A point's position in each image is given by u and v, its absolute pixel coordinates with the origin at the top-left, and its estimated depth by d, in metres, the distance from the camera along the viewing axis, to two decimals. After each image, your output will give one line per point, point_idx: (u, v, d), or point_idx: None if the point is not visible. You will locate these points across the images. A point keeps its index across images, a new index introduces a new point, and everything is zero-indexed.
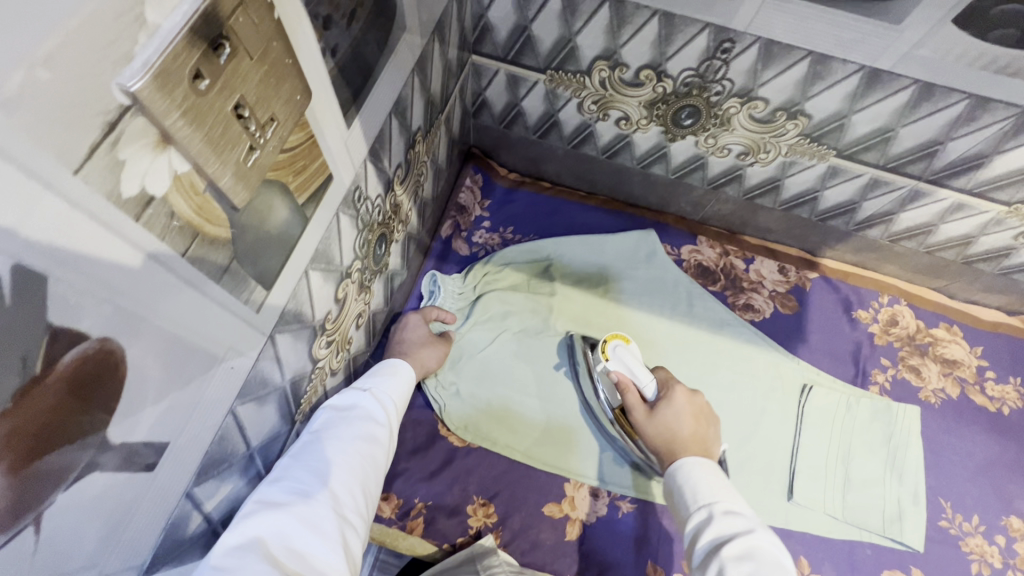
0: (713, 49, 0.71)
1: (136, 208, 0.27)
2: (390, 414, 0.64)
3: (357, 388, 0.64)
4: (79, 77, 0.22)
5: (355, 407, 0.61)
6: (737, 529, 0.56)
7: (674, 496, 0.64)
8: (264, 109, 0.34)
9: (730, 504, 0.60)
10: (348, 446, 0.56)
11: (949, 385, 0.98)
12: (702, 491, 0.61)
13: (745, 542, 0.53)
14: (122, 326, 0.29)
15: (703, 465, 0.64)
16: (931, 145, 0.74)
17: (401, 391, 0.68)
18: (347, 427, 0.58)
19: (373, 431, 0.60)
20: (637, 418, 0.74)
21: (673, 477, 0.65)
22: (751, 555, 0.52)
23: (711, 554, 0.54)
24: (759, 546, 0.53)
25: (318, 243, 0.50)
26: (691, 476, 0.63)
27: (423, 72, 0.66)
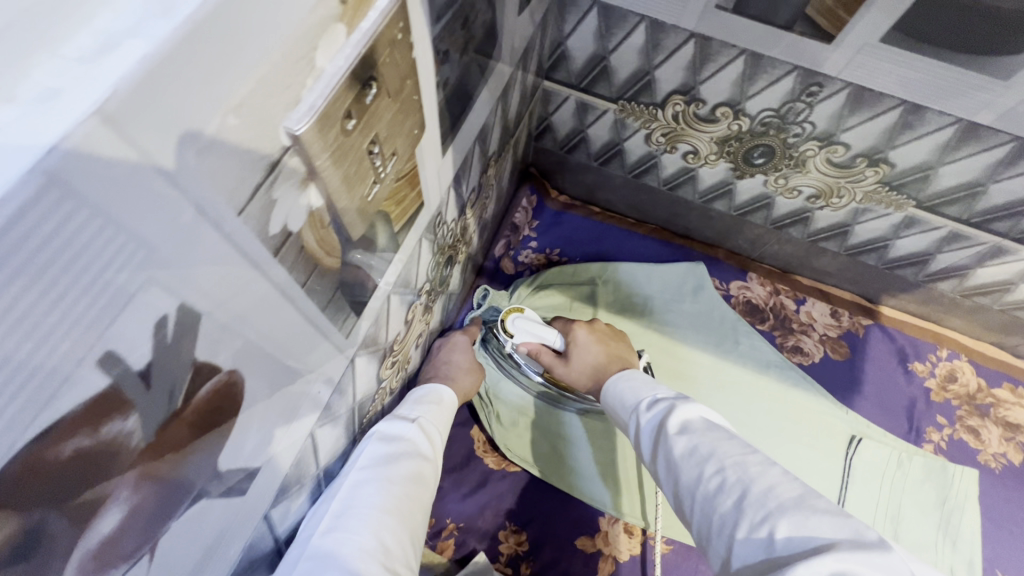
0: (799, 91, 0.69)
1: (277, 244, 0.27)
2: (433, 445, 0.63)
3: (402, 417, 0.63)
4: (258, 123, 0.22)
5: (400, 439, 0.59)
6: (662, 408, 0.56)
7: (614, 412, 0.64)
8: (390, 144, 0.34)
9: (656, 392, 0.60)
10: (396, 488, 0.54)
11: (1012, 451, 0.93)
12: (630, 396, 0.62)
13: (673, 414, 0.54)
14: (246, 357, 0.29)
15: (626, 375, 0.65)
16: (1022, 204, 0.71)
17: (442, 422, 0.66)
18: (394, 465, 0.56)
19: (419, 468, 0.58)
20: (562, 371, 0.78)
21: (609, 394, 0.65)
22: (683, 425, 0.52)
23: (656, 444, 0.54)
24: (689, 416, 0.53)
25: (400, 268, 0.50)
26: (620, 388, 0.63)
27: (505, 99, 0.66)
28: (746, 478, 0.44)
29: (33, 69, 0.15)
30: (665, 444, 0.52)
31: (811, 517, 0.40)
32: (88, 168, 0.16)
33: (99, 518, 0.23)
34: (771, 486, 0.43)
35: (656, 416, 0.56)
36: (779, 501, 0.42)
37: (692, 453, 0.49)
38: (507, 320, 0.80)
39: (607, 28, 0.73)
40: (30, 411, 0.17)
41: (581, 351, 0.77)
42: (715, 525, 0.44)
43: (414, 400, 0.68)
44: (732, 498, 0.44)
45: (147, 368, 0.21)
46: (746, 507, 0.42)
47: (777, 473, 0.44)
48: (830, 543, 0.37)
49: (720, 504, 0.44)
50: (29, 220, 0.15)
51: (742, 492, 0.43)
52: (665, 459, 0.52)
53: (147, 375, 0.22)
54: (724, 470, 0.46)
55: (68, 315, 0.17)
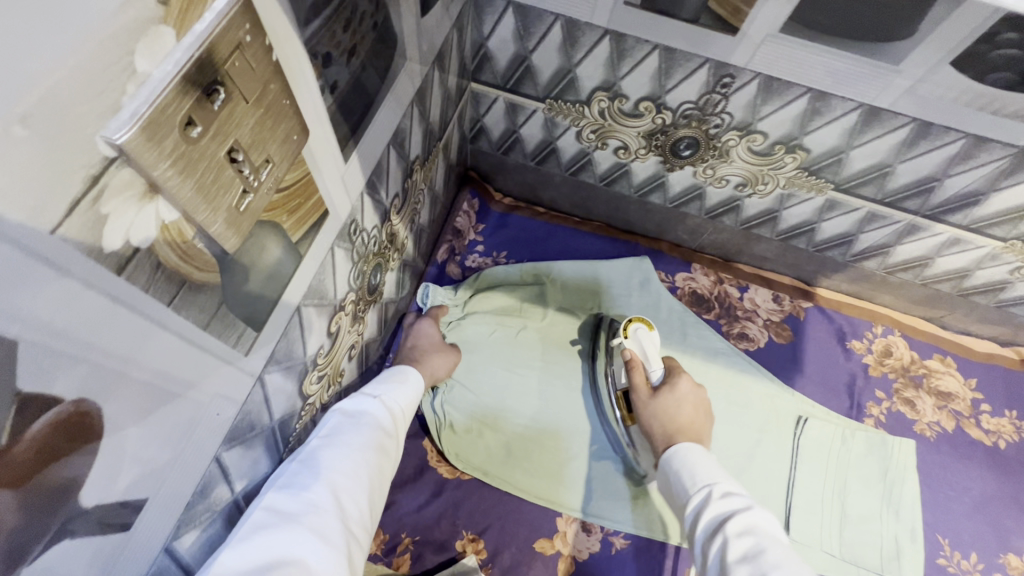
0: (713, 83, 0.71)
1: (119, 262, 0.26)
2: (396, 420, 0.62)
3: (366, 394, 0.62)
4: (59, 132, 0.21)
5: (364, 413, 0.59)
6: (734, 507, 0.53)
7: (672, 484, 0.61)
8: (259, 152, 0.32)
9: (728, 483, 0.57)
10: (357, 453, 0.54)
11: (944, 418, 0.98)
12: (698, 475, 0.58)
13: (742, 517, 0.51)
14: (99, 384, 0.27)
15: (697, 451, 0.61)
16: (928, 182, 0.74)
17: (408, 397, 0.66)
18: (356, 433, 0.56)
19: (379, 441, 0.57)
20: (638, 398, 0.72)
21: (672, 464, 0.61)
22: (753, 533, 0.50)
23: (713, 535, 0.51)
24: (759, 525, 0.51)
25: (311, 279, 0.49)
26: (687, 462, 0.60)
27: (422, 102, 0.65)
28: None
29: None
30: (725, 541, 0.49)
31: None
32: None
33: None
34: None
35: (723, 510, 0.53)
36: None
37: (755, 560, 0.47)
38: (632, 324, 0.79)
39: (525, 28, 0.73)
40: None
41: (674, 402, 0.69)
42: None
43: (380, 379, 0.67)
44: None
45: None
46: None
47: None
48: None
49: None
50: None
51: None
52: (719, 556, 0.49)
53: None
54: None
55: None
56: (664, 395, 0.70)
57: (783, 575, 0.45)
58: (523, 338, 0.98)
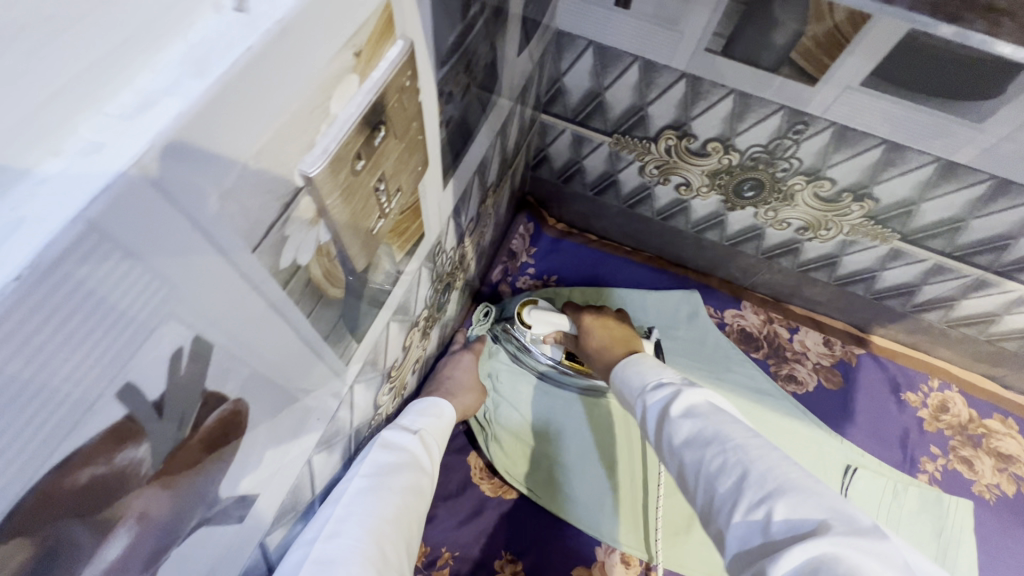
0: (785, 129, 0.72)
1: (286, 277, 0.28)
2: (430, 457, 0.64)
3: (401, 429, 0.63)
4: (275, 166, 0.23)
5: (400, 451, 0.60)
6: (669, 391, 0.54)
7: (621, 395, 0.63)
8: (395, 181, 0.35)
9: (664, 374, 0.58)
10: (396, 498, 0.55)
11: (1004, 481, 0.94)
12: (638, 377, 0.60)
13: (679, 401, 0.52)
14: (252, 385, 0.30)
15: (633, 359, 0.63)
16: (1002, 239, 0.74)
17: (440, 432, 0.68)
18: (395, 475, 0.57)
19: (415, 481, 0.59)
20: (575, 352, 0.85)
21: (620, 379, 0.63)
22: (691, 412, 0.50)
23: (661, 426, 0.53)
24: (694, 401, 0.51)
25: (401, 295, 0.52)
26: (626, 374, 0.62)
27: (504, 133, 0.69)
28: (749, 462, 0.43)
29: (77, 125, 0.16)
30: (670, 429, 0.51)
31: (807, 502, 0.39)
32: (124, 216, 0.17)
33: (107, 544, 0.23)
34: (773, 470, 0.42)
35: (663, 397, 0.54)
36: (780, 482, 0.41)
37: (697, 438, 0.48)
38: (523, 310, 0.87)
39: (602, 67, 0.76)
40: (55, 439, 0.18)
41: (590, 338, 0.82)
42: (716, 504, 0.44)
43: (413, 411, 0.68)
44: (732, 479, 0.43)
45: (160, 400, 0.23)
46: (746, 490, 0.42)
47: (779, 456, 0.44)
48: (827, 529, 0.37)
49: (720, 485, 0.44)
50: (69, 262, 0.16)
51: (746, 477, 0.42)
52: (669, 443, 0.50)
53: (160, 407, 0.23)
54: (727, 451, 0.45)
55: (93, 347, 0.18)
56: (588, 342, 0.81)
57: (724, 442, 0.46)
58: None
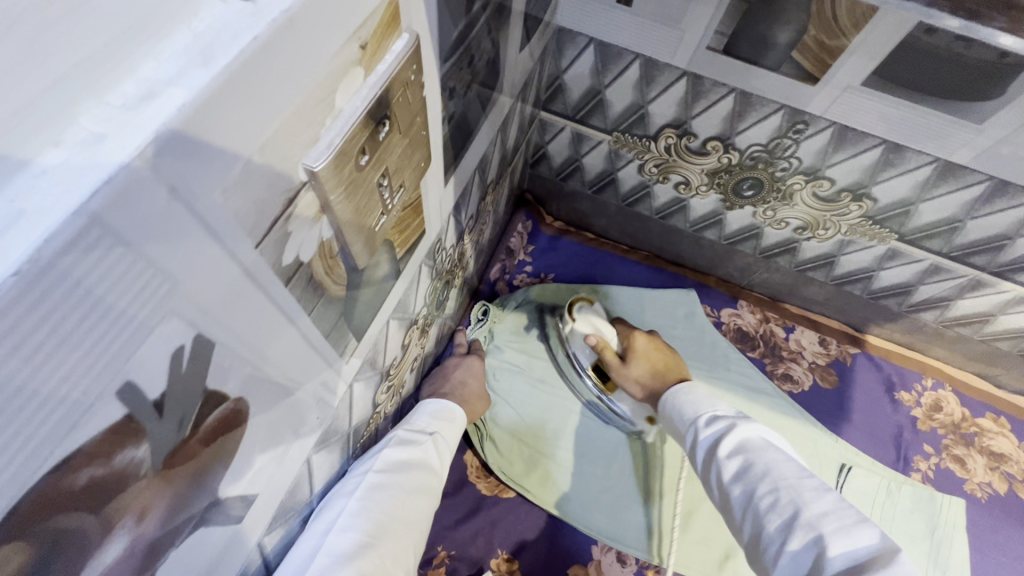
0: (786, 128, 0.72)
1: (288, 274, 0.28)
2: (443, 459, 0.66)
3: (419, 429, 0.65)
4: (278, 159, 0.23)
5: (415, 451, 0.62)
6: (722, 428, 0.56)
7: (673, 426, 0.66)
8: (398, 178, 0.35)
9: (716, 410, 0.60)
10: (406, 498, 0.57)
11: (996, 480, 0.95)
12: (689, 408, 0.62)
13: (729, 437, 0.54)
14: (253, 384, 0.29)
15: (684, 389, 0.66)
16: (998, 239, 0.74)
17: (454, 436, 0.70)
18: (408, 476, 0.59)
19: (427, 482, 0.61)
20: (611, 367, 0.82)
21: (669, 409, 0.66)
22: (739, 448, 0.53)
23: (710, 460, 0.55)
24: (747, 438, 0.53)
25: (401, 293, 0.51)
26: (677, 404, 0.65)
27: (504, 130, 0.68)
28: (800, 503, 0.44)
29: (78, 114, 0.16)
30: (719, 463, 0.53)
31: (858, 542, 0.40)
32: (125, 208, 0.17)
33: (104, 547, 0.23)
34: (823, 512, 0.43)
35: (715, 434, 0.56)
36: (831, 524, 0.42)
37: (746, 474, 0.50)
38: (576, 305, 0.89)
39: (603, 64, 0.76)
40: (52, 440, 0.18)
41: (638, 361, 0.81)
42: (762, 541, 0.45)
43: (430, 410, 0.70)
44: (782, 517, 0.45)
45: (160, 400, 0.22)
46: (794, 527, 0.43)
47: (832, 499, 0.44)
48: (878, 563, 0.38)
49: (769, 521, 0.45)
50: (69, 257, 0.16)
51: (796, 516, 0.44)
52: (719, 477, 0.53)
53: (160, 407, 0.22)
54: (778, 491, 0.46)
55: (91, 346, 0.18)
56: (637, 361, 0.81)
57: (772, 481, 0.47)
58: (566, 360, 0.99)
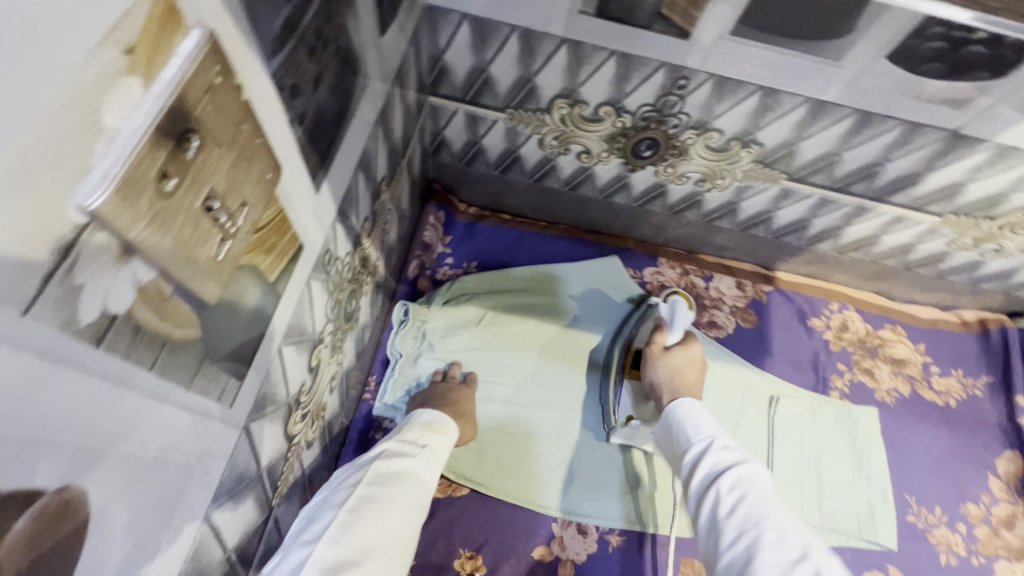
0: (669, 85, 0.73)
1: (97, 332, 0.23)
2: (433, 468, 0.64)
3: (411, 441, 0.64)
4: (24, 204, 0.18)
5: (407, 462, 0.60)
6: (734, 458, 0.56)
7: (672, 435, 0.64)
8: (234, 197, 0.31)
9: (728, 436, 0.60)
10: (399, 510, 0.55)
11: (900, 383, 1.04)
12: (702, 425, 0.61)
13: (735, 470, 0.54)
14: (78, 467, 0.25)
15: (694, 405, 0.64)
16: (872, 166, 0.79)
17: (444, 446, 0.67)
18: (400, 488, 0.57)
19: (418, 492, 0.59)
20: (653, 349, 0.87)
21: (674, 418, 0.64)
22: (743, 482, 0.52)
23: (708, 485, 0.54)
24: (752, 475, 0.53)
25: (290, 318, 0.47)
26: (687, 415, 0.62)
27: (385, 122, 0.64)
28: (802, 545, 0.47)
29: None
30: (718, 494, 0.52)
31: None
32: None
33: None
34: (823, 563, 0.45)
35: (724, 462, 0.55)
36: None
37: (746, 511, 0.50)
38: (671, 296, 0.93)
39: (481, 40, 0.73)
40: None
41: (680, 358, 0.84)
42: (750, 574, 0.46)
43: (419, 421, 0.68)
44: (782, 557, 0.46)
45: None
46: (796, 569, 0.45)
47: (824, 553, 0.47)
48: None
49: (765, 556, 0.47)
50: None
51: (803, 560, 0.45)
52: (711, 508, 0.52)
53: None
54: (778, 533, 0.48)
55: None
56: (676, 356, 0.84)
57: (770, 521, 0.49)
58: (498, 347, 0.97)
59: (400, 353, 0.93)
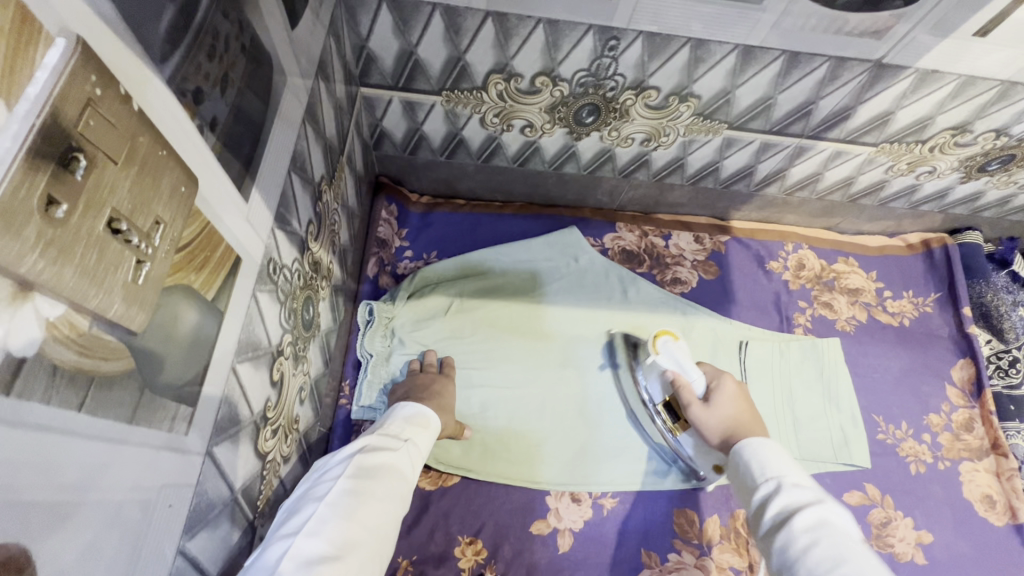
0: (601, 48, 0.72)
1: (3, 378, 0.22)
2: (415, 460, 0.64)
3: (392, 435, 0.64)
4: None
5: (389, 454, 0.60)
6: (806, 498, 0.53)
7: (741, 474, 0.62)
8: (145, 215, 0.29)
9: (801, 475, 0.57)
10: (382, 504, 0.54)
11: (858, 311, 1.09)
12: (770, 465, 0.58)
13: (812, 510, 0.51)
14: (15, 523, 0.23)
15: (764, 444, 0.62)
16: (806, 106, 0.81)
17: (427, 443, 0.68)
18: (383, 481, 0.56)
19: (401, 485, 0.59)
20: (693, 412, 0.77)
21: (743, 456, 0.62)
22: (817, 525, 0.49)
23: (781, 525, 0.51)
24: (831, 517, 0.50)
25: (239, 334, 0.45)
26: (756, 453, 0.60)
27: (314, 118, 0.61)
28: None
29: None
30: (790, 530, 0.49)
31: None
32: None
33: None
34: None
35: (797, 500, 0.53)
36: None
37: (822, 555, 0.46)
38: (659, 341, 0.81)
39: (404, 22, 0.70)
40: None
41: (727, 401, 0.76)
42: None
43: (401, 416, 0.69)
44: None
45: None
46: None
47: None
48: None
49: None
50: None
51: None
52: (782, 547, 0.49)
53: None
54: None
55: None
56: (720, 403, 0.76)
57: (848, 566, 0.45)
58: (468, 334, 0.95)
59: (369, 353, 0.91)
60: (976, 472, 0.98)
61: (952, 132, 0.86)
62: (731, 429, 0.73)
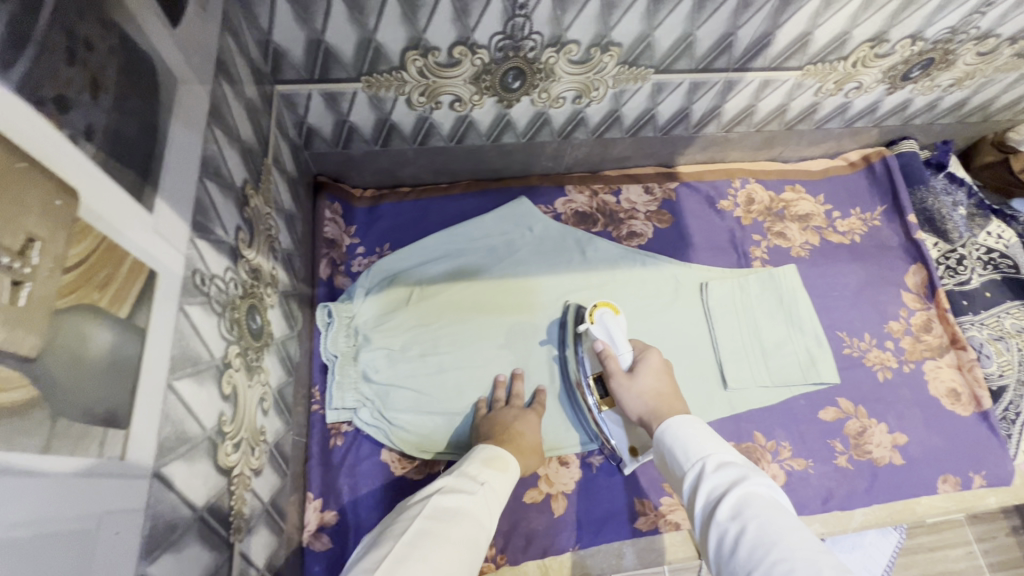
0: (510, 8, 0.71)
1: None
2: (497, 500, 0.60)
3: (471, 479, 0.61)
4: None
5: (469, 499, 0.56)
6: (728, 478, 0.53)
7: (669, 462, 0.62)
8: (13, 231, 0.28)
9: (719, 452, 0.58)
10: (462, 548, 0.50)
11: (810, 236, 1.11)
12: (693, 448, 0.58)
13: (732, 495, 0.51)
14: None
15: (683, 425, 0.62)
16: (726, 38, 0.81)
17: (507, 483, 0.64)
18: (462, 526, 0.52)
19: (481, 531, 0.54)
20: (616, 382, 0.78)
21: (667, 443, 0.62)
22: (741, 508, 0.49)
23: (712, 517, 0.51)
24: (751, 495, 0.50)
25: (172, 350, 0.43)
26: (678, 439, 0.61)
27: (222, 120, 0.59)
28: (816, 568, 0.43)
29: None
30: (725, 525, 0.49)
31: None
32: None
33: None
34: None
35: (721, 483, 0.53)
36: None
37: (749, 543, 0.46)
38: (597, 311, 0.85)
39: (304, 10, 0.68)
40: None
41: (648, 375, 0.76)
42: None
43: (475, 458, 0.66)
44: None
45: None
46: None
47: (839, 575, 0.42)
48: None
49: None
50: None
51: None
52: (717, 542, 0.49)
53: None
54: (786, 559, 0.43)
55: None
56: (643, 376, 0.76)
57: (772, 550, 0.45)
58: (433, 321, 0.94)
59: (335, 355, 0.90)
60: (939, 368, 1.02)
61: (870, 44, 0.87)
62: (650, 401, 0.73)
